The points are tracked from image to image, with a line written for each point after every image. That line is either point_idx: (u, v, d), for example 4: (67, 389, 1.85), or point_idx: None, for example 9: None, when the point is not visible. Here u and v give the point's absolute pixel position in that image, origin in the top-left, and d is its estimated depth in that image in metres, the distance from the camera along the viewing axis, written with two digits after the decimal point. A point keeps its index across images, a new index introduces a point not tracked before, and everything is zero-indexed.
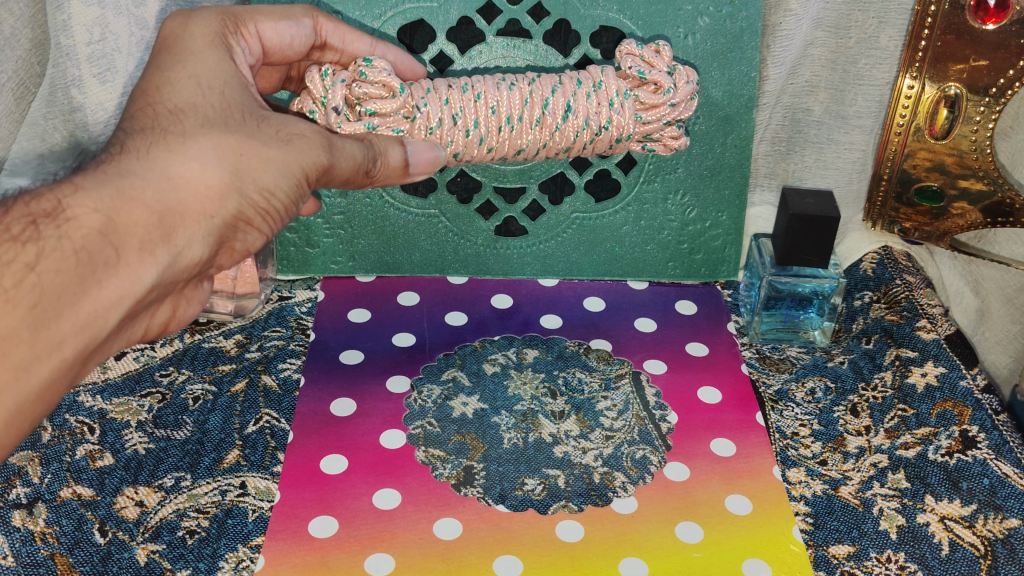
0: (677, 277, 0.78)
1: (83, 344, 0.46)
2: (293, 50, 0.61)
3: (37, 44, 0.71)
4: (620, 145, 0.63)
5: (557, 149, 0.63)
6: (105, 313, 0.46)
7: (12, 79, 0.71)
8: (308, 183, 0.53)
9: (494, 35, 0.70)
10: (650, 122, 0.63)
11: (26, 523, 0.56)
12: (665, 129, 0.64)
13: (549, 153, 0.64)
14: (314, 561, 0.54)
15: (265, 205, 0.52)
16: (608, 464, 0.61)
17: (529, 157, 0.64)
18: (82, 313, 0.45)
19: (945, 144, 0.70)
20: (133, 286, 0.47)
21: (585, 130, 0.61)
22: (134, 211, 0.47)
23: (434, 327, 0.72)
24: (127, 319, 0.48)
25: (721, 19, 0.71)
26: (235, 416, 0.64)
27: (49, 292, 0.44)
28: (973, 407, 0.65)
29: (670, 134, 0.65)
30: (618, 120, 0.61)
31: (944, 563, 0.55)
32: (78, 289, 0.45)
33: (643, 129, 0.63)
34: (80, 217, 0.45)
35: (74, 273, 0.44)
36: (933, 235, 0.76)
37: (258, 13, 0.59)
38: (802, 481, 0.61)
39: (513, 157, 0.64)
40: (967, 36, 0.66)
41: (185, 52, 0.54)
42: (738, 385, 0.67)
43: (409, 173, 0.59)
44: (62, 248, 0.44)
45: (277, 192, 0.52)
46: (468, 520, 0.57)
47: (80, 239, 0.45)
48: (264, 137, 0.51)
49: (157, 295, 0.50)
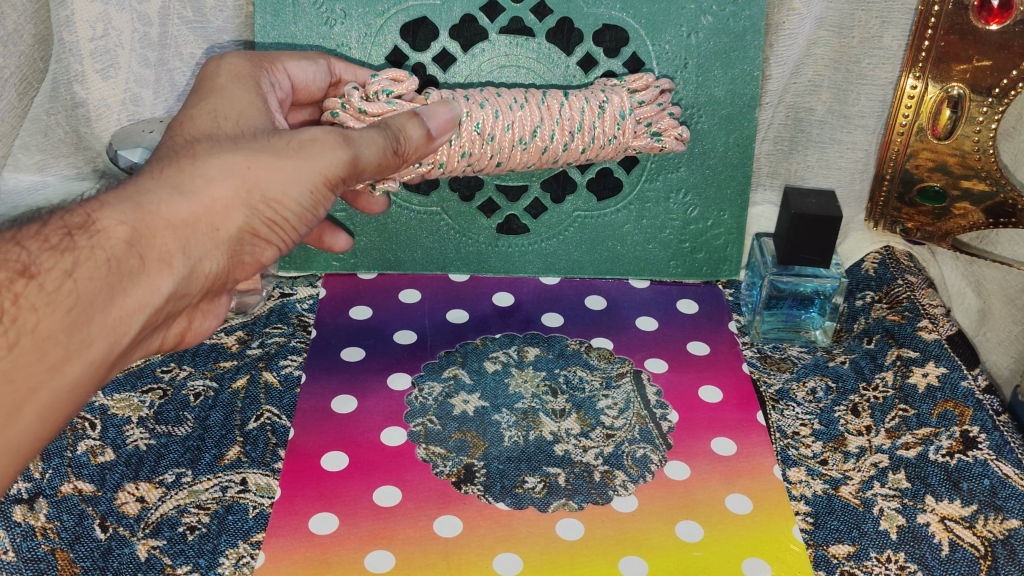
0: (678, 276, 0.78)
1: (110, 349, 0.46)
2: (316, 87, 0.63)
3: (41, 39, 0.72)
4: (627, 125, 0.65)
5: (570, 129, 0.64)
6: (128, 319, 0.46)
7: (16, 74, 0.71)
8: (325, 186, 0.52)
9: (498, 33, 0.71)
10: (647, 105, 0.66)
11: (26, 517, 0.56)
12: (663, 118, 0.67)
13: (564, 138, 0.64)
14: (315, 558, 0.54)
15: (274, 215, 0.51)
16: (608, 462, 0.61)
17: (546, 152, 0.64)
18: (110, 319, 0.46)
19: (948, 145, 0.70)
20: (154, 295, 0.47)
21: (589, 104, 0.64)
22: (158, 223, 0.47)
23: (435, 323, 0.72)
24: (149, 327, 0.49)
25: (724, 18, 0.71)
26: (236, 412, 0.64)
27: (84, 298, 0.45)
28: (973, 407, 0.65)
29: (670, 124, 0.67)
30: (616, 96, 0.65)
31: (944, 563, 0.55)
32: (107, 296, 0.45)
33: (643, 114, 0.66)
34: (109, 228, 0.46)
35: (105, 281, 0.45)
36: (936, 235, 0.76)
37: (283, 54, 0.61)
38: (802, 480, 0.61)
39: (532, 147, 0.63)
40: (971, 36, 0.66)
41: (211, 90, 0.56)
42: (739, 384, 0.67)
43: (434, 138, 0.57)
44: (95, 257, 0.45)
45: (286, 202, 0.51)
46: (468, 518, 0.57)
47: (111, 248, 0.46)
48: (275, 148, 0.51)
49: (177, 307, 0.50)
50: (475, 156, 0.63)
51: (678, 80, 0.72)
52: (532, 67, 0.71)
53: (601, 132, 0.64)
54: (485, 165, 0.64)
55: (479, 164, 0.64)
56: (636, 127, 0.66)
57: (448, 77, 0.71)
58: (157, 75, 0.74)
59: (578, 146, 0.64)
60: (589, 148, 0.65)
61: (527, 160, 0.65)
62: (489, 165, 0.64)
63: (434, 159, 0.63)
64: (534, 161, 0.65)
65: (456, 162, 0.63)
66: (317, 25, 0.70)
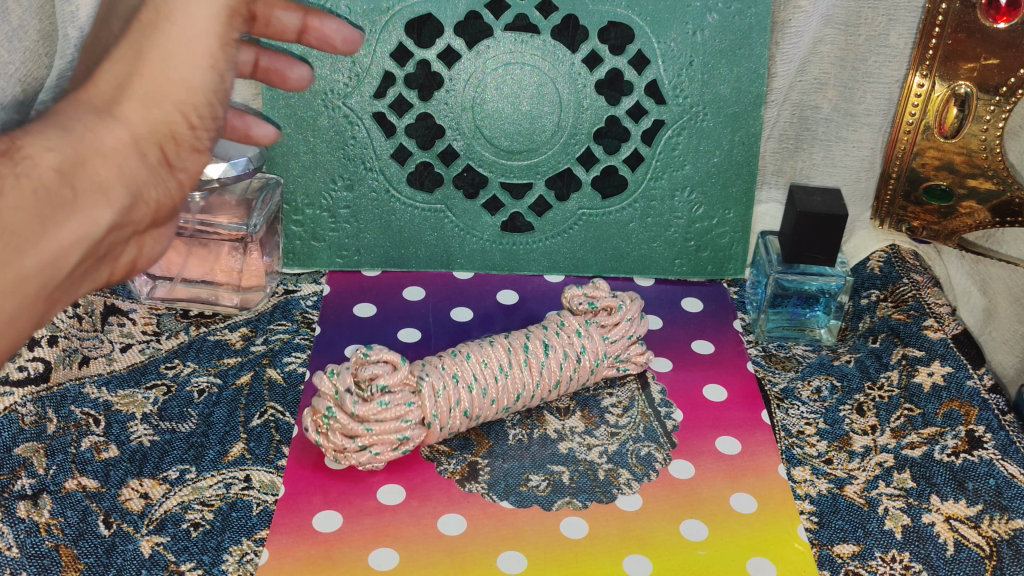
0: (683, 274, 0.78)
1: (48, 283, 0.44)
2: None
3: (44, 35, 0.68)
4: (600, 370, 0.65)
5: (548, 386, 0.63)
6: (66, 253, 0.44)
7: (20, 70, 0.67)
8: (228, 57, 0.47)
9: (502, 30, 0.72)
10: (618, 341, 0.65)
11: (31, 513, 0.56)
12: (632, 348, 0.66)
13: (540, 395, 0.63)
14: (319, 555, 0.54)
15: (193, 112, 0.46)
16: (613, 461, 0.61)
17: (525, 365, 0.62)
18: (44, 253, 0.43)
19: (955, 143, 0.71)
20: (92, 226, 0.45)
21: (566, 362, 0.63)
22: (88, 150, 0.44)
23: (439, 321, 0.72)
24: (91, 259, 0.47)
25: (730, 16, 0.72)
26: (240, 409, 0.64)
27: (12, 232, 0.42)
28: (979, 407, 0.65)
29: (639, 353, 0.66)
30: (591, 343, 0.64)
31: (950, 563, 0.55)
32: (39, 230, 0.43)
33: (614, 350, 0.65)
34: (35, 156, 0.42)
35: (35, 213, 0.42)
36: (941, 235, 0.76)
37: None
38: (807, 480, 0.60)
39: (512, 406, 0.63)
40: (978, 35, 0.67)
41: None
42: (744, 381, 0.68)
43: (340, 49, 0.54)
44: (20, 187, 0.42)
45: (201, 94, 0.46)
46: (473, 516, 0.57)
47: (40, 178, 0.42)
48: (159, 18, 0.44)
49: (124, 232, 0.48)
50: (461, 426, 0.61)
51: (683, 78, 0.73)
52: (537, 65, 0.72)
53: (588, 351, 0.63)
54: (475, 407, 0.60)
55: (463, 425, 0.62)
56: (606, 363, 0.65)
57: (450, 74, 0.73)
58: None
59: (552, 396, 0.64)
60: (572, 373, 0.63)
61: (510, 387, 0.61)
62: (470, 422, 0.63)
63: (423, 437, 0.60)
64: (524, 387, 0.62)
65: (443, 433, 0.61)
66: None
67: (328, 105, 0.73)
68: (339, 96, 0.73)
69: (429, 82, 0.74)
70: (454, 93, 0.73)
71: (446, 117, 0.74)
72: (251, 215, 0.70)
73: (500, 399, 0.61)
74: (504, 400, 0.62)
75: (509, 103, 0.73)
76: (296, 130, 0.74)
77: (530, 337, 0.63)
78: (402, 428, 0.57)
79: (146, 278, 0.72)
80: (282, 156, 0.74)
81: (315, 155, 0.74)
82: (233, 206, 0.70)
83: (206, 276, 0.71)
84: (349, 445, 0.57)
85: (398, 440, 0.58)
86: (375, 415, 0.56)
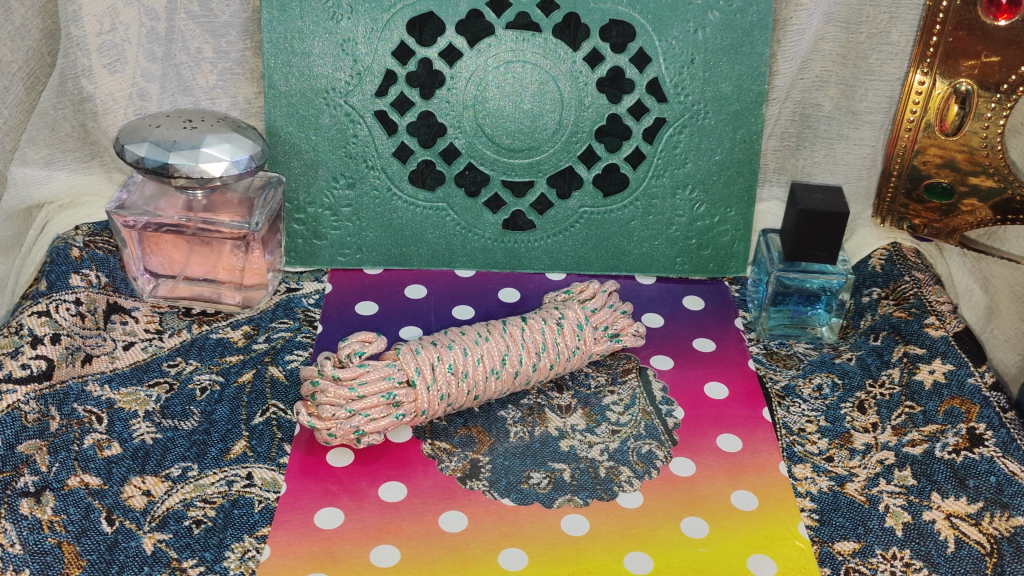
0: (685, 273, 0.78)
1: None
2: None
3: (48, 34, 0.76)
4: (587, 334, 0.64)
5: (536, 351, 0.62)
6: None
7: (24, 68, 0.75)
8: None
9: (505, 28, 0.72)
10: (599, 310, 0.66)
11: (34, 510, 0.56)
12: (619, 318, 0.67)
13: (531, 360, 0.62)
14: (321, 552, 0.54)
15: None
16: (614, 458, 0.61)
17: (506, 331, 0.63)
18: None
19: (956, 141, 0.72)
20: None
21: (548, 324, 0.63)
22: None
23: (441, 319, 0.72)
24: None
25: (732, 13, 0.72)
26: (242, 407, 0.64)
27: None
28: (980, 403, 0.64)
29: (626, 323, 0.67)
30: (570, 309, 0.65)
31: (950, 561, 0.55)
32: None
33: (597, 319, 0.66)
34: None
35: None
36: (943, 232, 0.77)
37: None
38: (807, 477, 0.60)
39: (504, 374, 0.62)
40: (978, 31, 0.68)
41: None
42: (745, 379, 0.68)
43: None
44: None
45: None
46: (473, 513, 0.57)
47: None
48: None
49: None
50: (453, 396, 0.60)
51: (684, 76, 0.73)
52: (538, 63, 0.73)
53: (569, 314, 0.64)
54: (461, 367, 0.60)
55: (458, 402, 0.61)
56: (594, 333, 0.66)
57: (453, 72, 0.73)
58: (164, 70, 0.76)
59: (546, 366, 0.63)
60: (560, 335, 0.63)
61: (495, 349, 0.62)
62: (466, 401, 0.61)
63: (414, 408, 0.59)
64: (510, 349, 0.62)
65: (436, 406, 0.60)
66: (323, 19, 0.72)
67: (329, 103, 0.73)
68: (340, 94, 0.73)
69: (431, 80, 0.75)
70: (455, 91, 0.73)
71: (446, 116, 0.74)
72: (252, 215, 0.69)
73: (488, 360, 0.61)
74: (492, 361, 0.61)
75: (510, 100, 0.73)
76: (298, 128, 0.74)
77: (509, 319, 0.65)
78: (386, 384, 0.58)
79: (149, 275, 0.72)
80: (285, 155, 0.74)
81: (317, 154, 0.74)
82: (235, 205, 0.70)
83: (207, 273, 0.72)
84: (341, 413, 0.57)
85: (386, 400, 0.58)
86: (357, 376, 0.57)
